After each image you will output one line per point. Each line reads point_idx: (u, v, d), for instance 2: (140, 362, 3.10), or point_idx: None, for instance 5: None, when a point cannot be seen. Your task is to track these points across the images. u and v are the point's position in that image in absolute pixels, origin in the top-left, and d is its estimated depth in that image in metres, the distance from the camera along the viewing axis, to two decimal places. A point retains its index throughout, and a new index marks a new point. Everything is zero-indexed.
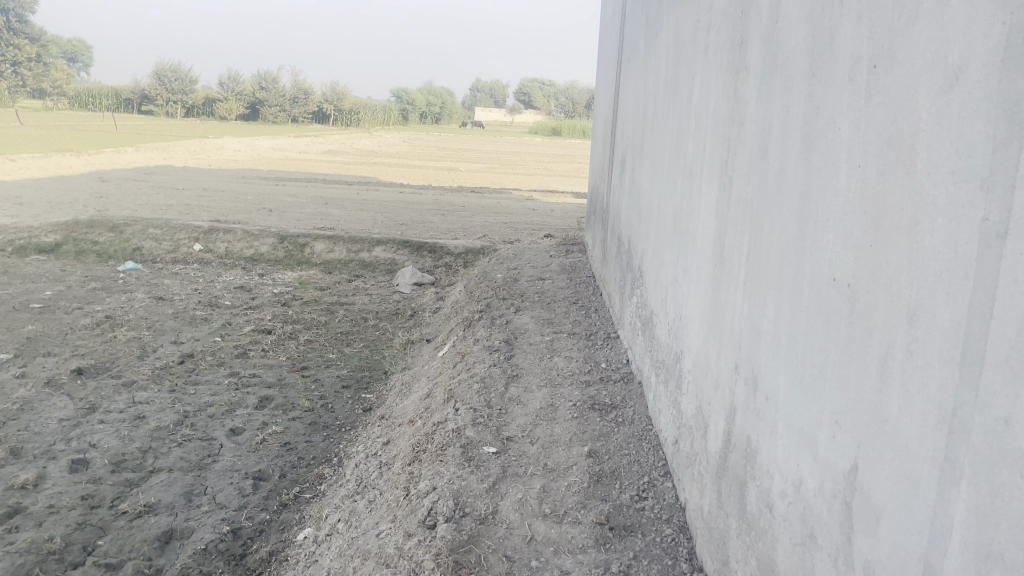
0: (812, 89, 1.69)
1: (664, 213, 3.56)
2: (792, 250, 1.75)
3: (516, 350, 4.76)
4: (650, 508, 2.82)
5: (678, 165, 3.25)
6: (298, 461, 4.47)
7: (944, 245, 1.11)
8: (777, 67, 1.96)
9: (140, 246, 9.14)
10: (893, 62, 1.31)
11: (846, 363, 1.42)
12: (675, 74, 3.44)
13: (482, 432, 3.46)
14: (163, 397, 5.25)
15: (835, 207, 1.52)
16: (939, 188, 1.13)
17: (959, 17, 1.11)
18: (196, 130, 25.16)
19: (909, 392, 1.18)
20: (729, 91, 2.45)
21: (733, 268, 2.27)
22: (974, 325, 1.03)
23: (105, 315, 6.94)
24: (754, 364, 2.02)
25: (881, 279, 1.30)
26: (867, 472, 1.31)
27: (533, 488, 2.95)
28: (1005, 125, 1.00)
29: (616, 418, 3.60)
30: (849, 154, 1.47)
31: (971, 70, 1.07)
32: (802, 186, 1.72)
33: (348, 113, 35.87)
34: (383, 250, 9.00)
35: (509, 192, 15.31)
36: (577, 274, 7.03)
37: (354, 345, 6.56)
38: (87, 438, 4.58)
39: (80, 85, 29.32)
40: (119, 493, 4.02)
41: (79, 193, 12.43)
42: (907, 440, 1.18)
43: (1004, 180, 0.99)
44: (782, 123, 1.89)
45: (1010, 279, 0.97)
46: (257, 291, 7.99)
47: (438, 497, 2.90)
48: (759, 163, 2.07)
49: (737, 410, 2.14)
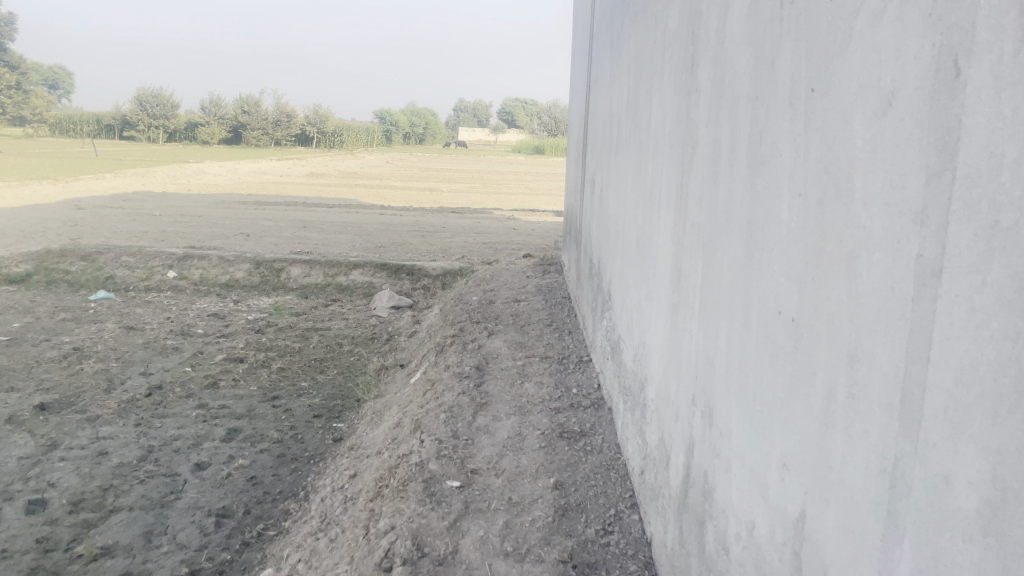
0: (756, 112, 1.63)
1: (628, 235, 3.47)
2: (741, 279, 1.68)
3: (486, 376, 4.66)
4: (616, 543, 2.72)
5: (640, 187, 3.18)
6: (263, 496, 4.34)
7: (881, 281, 1.04)
8: (724, 89, 1.90)
9: (113, 274, 8.99)
10: (830, 85, 1.24)
11: (793, 403, 1.34)
12: (636, 94, 3.37)
13: (446, 465, 3.36)
14: (128, 432, 5.10)
15: (778, 237, 1.45)
16: (876, 219, 1.06)
17: (891, 37, 1.04)
18: (176, 155, 24.99)
19: (852, 439, 1.10)
20: (683, 113, 2.38)
21: (690, 297, 2.19)
22: (913, 369, 0.95)
23: (74, 347, 6.79)
24: (709, 396, 1.93)
25: (823, 314, 1.22)
26: (815, 522, 1.23)
27: (495, 524, 2.85)
28: (937, 154, 0.92)
29: (584, 447, 3.51)
30: (791, 181, 1.40)
31: (902, 95, 1.00)
32: (749, 214, 1.65)
33: (331, 134, 35.78)
34: (361, 273, 8.88)
35: (491, 212, 15.24)
36: (553, 295, 6.94)
37: (327, 372, 6.44)
38: (46, 477, 4.43)
39: (59, 112, 29.07)
40: (76, 535, 3.88)
41: (54, 221, 12.25)
42: (851, 489, 1.10)
43: (936, 213, 0.91)
44: (730, 144, 1.82)
45: (946, 321, 0.89)
46: (231, 318, 7.86)
47: (396, 537, 2.80)
48: (710, 188, 2.00)
49: (695, 445, 2.05)
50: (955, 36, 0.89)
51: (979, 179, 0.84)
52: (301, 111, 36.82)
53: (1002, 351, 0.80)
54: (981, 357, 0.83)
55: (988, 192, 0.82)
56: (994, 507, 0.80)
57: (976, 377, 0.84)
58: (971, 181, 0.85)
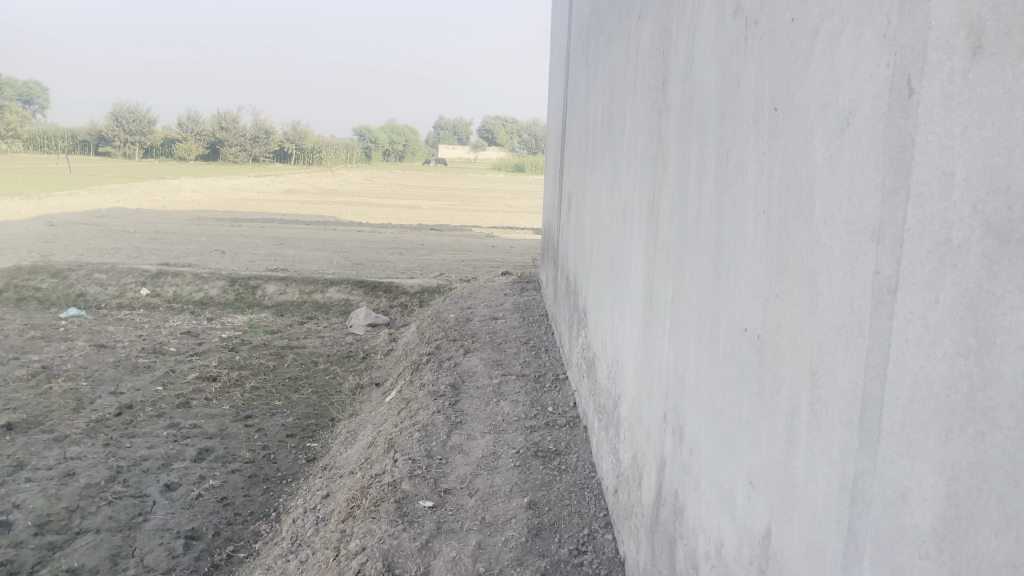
0: (723, 132, 1.64)
1: (603, 253, 3.47)
2: (709, 297, 1.68)
3: (462, 394, 4.63)
4: (589, 563, 2.71)
5: (614, 205, 3.18)
6: (234, 518, 4.27)
7: (840, 298, 1.04)
8: (693, 108, 1.91)
9: (85, 291, 8.86)
10: (792, 104, 1.25)
11: (758, 422, 1.34)
12: (610, 113, 3.40)
13: (419, 485, 3.32)
14: (96, 452, 5.00)
15: (743, 253, 1.45)
16: (835, 238, 1.07)
17: (848, 57, 1.05)
18: (153, 171, 24.77)
19: (814, 456, 1.10)
20: (654, 132, 2.39)
21: (661, 314, 2.18)
22: (871, 387, 0.95)
23: (43, 365, 6.67)
24: (679, 414, 1.93)
25: (787, 331, 1.22)
26: (780, 539, 1.22)
27: (468, 544, 2.82)
28: (892, 172, 0.93)
29: (559, 466, 3.49)
30: (756, 199, 1.40)
31: (860, 113, 1.01)
32: (716, 231, 1.65)
33: (309, 151, 35.61)
34: (337, 290, 8.80)
35: (470, 229, 15.24)
36: (531, 313, 6.93)
37: (302, 391, 6.37)
38: (12, 498, 4.33)
39: (34, 128, 28.78)
40: (40, 558, 3.79)
41: (25, 237, 12.07)
42: (815, 506, 1.10)
43: (893, 231, 0.92)
44: (699, 165, 1.83)
45: (902, 338, 0.89)
46: (205, 336, 7.77)
47: (367, 558, 2.77)
48: (680, 206, 2.01)
49: (666, 463, 2.04)
50: (909, 55, 0.90)
51: (932, 197, 0.85)
52: (280, 128, 36.68)
53: (953, 367, 0.80)
54: (934, 373, 0.83)
55: (940, 210, 0.83)
56: (950, 524, 0.79)
57: (930, 393, 0.84)
58: (924, 199, 0.86)
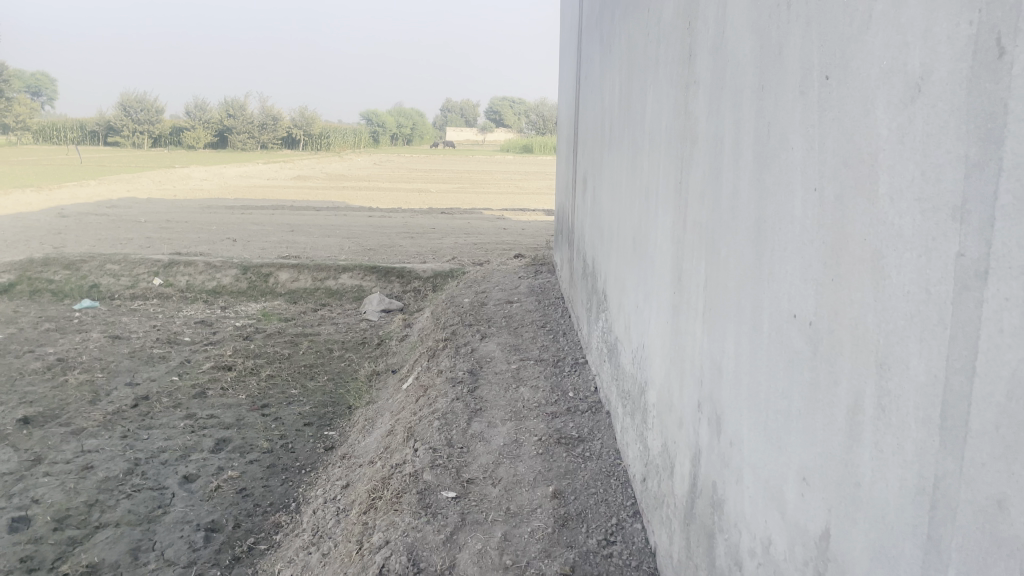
0: (763, 104, 1.54)
1: (624, 234, 3.38)
2: (750, 281, 1.59)
3: (480, 380, 4.56)
4: (619, 553, 2.64)
5: (636, 185, 3.09)
6: (254, 509, 4.23)
7: (913, 283, 0.95)
8: (725, 79, 1.81)
9: (97, 282, 8.82)
10: (848, 72, 1.15)
11: (812, 414, 1.25)
12: (629, 90, 3.29)
13: (442, 475, 3.26)
14: (114, 444, 4.97)
15: (791, 235, 1.36)
16: (905, 217, 0.98)
17: (918, 17, 0.96)
18: (161, 160, 24.71)
19: (883, 454, 1.02)
20: (680, 108, 2.29)
21: (693, 298, 2.09)
22: (954, 381, 0.87)
23: (58, 358, 6.64)
24: (716, 403, 1.84)
25: (846, 318, 1.13)
26: (841, 543, 1.14)
27: (494, 536, 2.76)
28: (978, 141, 0.84)
29: (583, 453, 3.42)
30: (804, 177, 1.31)
31: (935, 78, 0.92)
32: (757, 210, 1.56)
33: (317, 137, 35.49)
34: (350, 276, 8.73)
35: (480, 212, 15.14)
36: (546, 296, 6.84)
37: (318, 379, 6.32)
38: (30, 494, 4.30)
39: (43, 119, 28.92)
40: (60, 554, 3.76)
41: (37, 229, 12.05)
42: (883, 508, 1.02)
43: (980, 209, 0.83)
44: (734, 140, 1.73)
45: (994, 328, 0.81)
46: (219, 325, 7.73)
47: (390, 552, 2.70)
48: (712, 184, 1.91)
49: (701, 453, 1.96)
50: (997, 11, 0.80)
51: None
52: (288, 114, 36.54)
53: None
54: None
55: None
56: None
57: None
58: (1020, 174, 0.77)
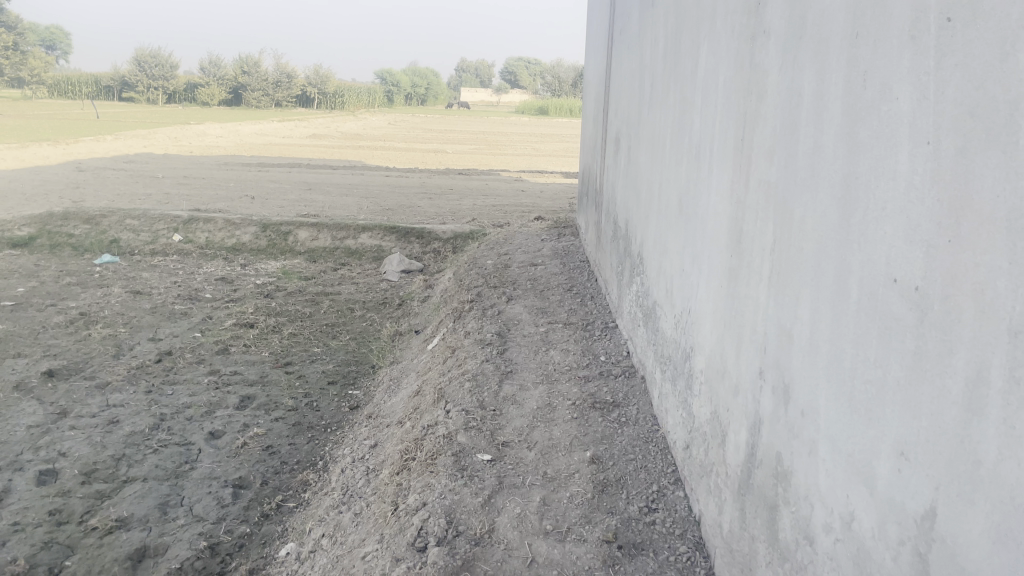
0: (857, 53, 1.43)
1: (666, 195, 3.27)
2: (835, 243, 1.49)
3: (509, 343, 4.50)
4: (661, 521, 2.59)
5: (683, 143, 2.98)
6: (280, 467, 4.21)
7: None
8: (806, 27, 1.69)
9: (117, 238, 8.77)
10: (976, 13, 1.05)
11: (914, 383, 1.18)
12: (676, 44, 3.16)
13: (476, 437, 3.21)
14: (139, 399, 4.96)
15: (893, 194, 1.26)
16: None
17: None
18: (177, 116, 24.52)
19: (1015, 431, 0.95)
20: (744, 59, 2.17)
21: (756, 261, 2.00)
22: None
23: (80, 312, 6.62)
24: (783, 371, 1.76)
25: (968, 281, 1.05)
26: (950, 522, 1.08)
27: (532, 501, 2.71)
28: None
29: (618, 418, 3.36)
30: (912, 131, 1.21)
31: None
32: (845, 167, 1.46)
33: (332, 95, 35.16)
34: (369, 236, 8.65)
35: (498, 173, 14.96)
36: (570, 259, 6.75)
37: (340, 338, 6.28)
38: (57, 447, 4.29)
39: (58, 73, 28.73)
40: (89, 507, 3.75)
41: (56, 183, 11.98)
42: (1013, 488, 0.95)
43: None
44: (816, 93, 1.62)
45: None
46: (239, 282, 7.69)
47: (429, 514, 2.66)
48: (785, 140, 1.81)
49: (763, 423, 1.89)
50: None
51: None
52: (302, 72, 36.16)
53: None
54: None
55: None
56: None
57: None
58: None
